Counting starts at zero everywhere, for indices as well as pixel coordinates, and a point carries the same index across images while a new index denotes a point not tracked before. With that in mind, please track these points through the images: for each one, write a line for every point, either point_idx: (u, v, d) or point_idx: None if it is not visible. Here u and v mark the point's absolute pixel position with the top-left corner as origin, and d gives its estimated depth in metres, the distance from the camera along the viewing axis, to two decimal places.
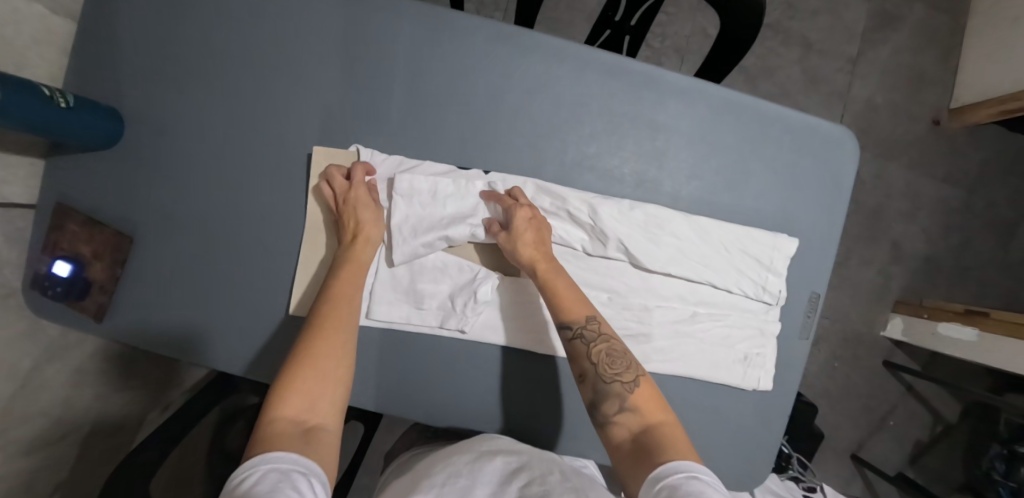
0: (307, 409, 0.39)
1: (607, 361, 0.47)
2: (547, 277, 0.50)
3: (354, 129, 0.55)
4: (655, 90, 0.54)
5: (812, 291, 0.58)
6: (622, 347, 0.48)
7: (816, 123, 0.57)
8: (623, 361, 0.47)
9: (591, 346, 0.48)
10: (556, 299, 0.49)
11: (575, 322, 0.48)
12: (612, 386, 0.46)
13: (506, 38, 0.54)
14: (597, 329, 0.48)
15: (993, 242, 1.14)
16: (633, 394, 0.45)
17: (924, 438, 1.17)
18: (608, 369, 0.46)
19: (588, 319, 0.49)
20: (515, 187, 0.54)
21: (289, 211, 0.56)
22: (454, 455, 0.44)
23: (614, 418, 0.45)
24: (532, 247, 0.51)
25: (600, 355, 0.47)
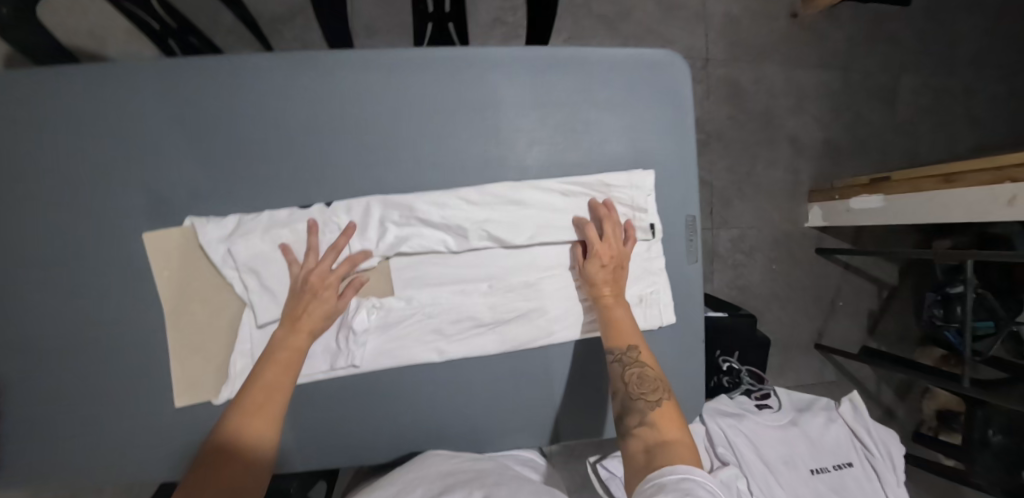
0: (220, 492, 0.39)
1: (637, 383, 0.48)
2: (608, 310, 0.53)
3: (184, 202, 0.53)
4: (467, 71, 0.54)
5: (686, 215, 0.59)
6: (655, 372, 0.48)
7: (637, 53, 0.57)
8: (651, 385, 0.47)
9: (626, 367, 0.49)
10: (611, 328, 0.52)
11: (616, 349, 0.50)
12: (637, 403, 0.47)
13: (306, 66, 0.53)
14: (635, 357, 0.49)
15: (879, 108, 1.19)
16: (655, 412, 0.46)
17: (875, 307, 1.23)
18: (636, 389, 0.47)
19: (629, 349, 0.50)
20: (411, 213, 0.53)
21: (146, 302, 0.53)
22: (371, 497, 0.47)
23: (633, 430, 0.46)
24: (604, 279, 0.54)
25: (631, 377, 0.48)
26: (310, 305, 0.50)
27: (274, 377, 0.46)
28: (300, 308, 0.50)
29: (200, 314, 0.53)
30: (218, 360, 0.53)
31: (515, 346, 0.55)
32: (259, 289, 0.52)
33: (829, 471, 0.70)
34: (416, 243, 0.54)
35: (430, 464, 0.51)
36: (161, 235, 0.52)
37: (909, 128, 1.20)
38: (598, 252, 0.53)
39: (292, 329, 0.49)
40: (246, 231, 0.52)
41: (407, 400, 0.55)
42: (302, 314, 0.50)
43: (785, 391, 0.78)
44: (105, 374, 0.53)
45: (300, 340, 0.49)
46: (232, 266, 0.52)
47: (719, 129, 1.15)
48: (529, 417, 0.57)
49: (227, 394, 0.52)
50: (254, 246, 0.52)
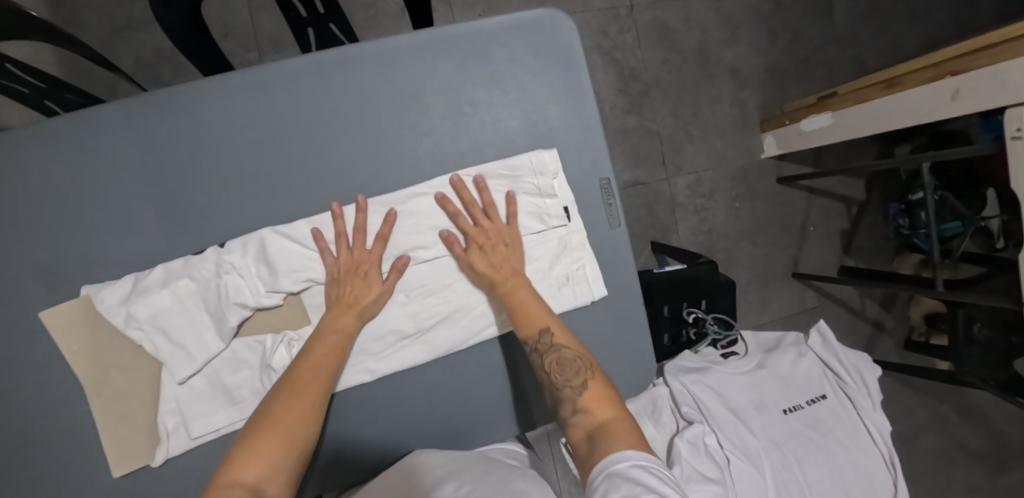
0: (268, 474, 0.38)
1: (560, 370, 0.48)
2: (511, 296, 0.51)
3: (76, 270, 0.51)
4: (334, 75, 0.51)
5: (601, 179, 0.57)
6: (576, 352, 0.48)
7: (512, 18, 0.53)
8: (575, 369, 0.47)
9: (545, 357, 0.48)
10: (515, 314, 0.50)
11: (530, 339, 0.49)
12: (566, 391, 0.47)
13: (166, 104, 0.50)
14: (552, 342, 0.49)
15: (818, 21, 1.14)
16: (584, 396, 0.46)
17: (847, 225, 1.22)
18: (560, 377, 0.48)
19: (542, 336, 0.49)
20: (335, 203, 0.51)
21: (59, 381, 0.51)
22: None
23: (572, 421, 0.47)
24: (489, 268, 0.52)
25: (552, 367, 0.48)
26: (359, 291, 0.51)
27: (319, 355, 0.47)
28: (348, 293, 0.50)
29: (120, 381, 0.51)
30: (149, 423, 0.51)
31: (446, 349, 0.54)
32: (170, 347, 0.50)
33: (802, 408, 0.70)
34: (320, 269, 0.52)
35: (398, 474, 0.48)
36: (61, 310, 0.50)
37: (851, 37, 1.15)
38: (473, 237, 0.53)
39: (342, 311, 0.50)
40: (142, 289, 0.49)
41: (344, 428, 0.53)
42: (353, 299, 0.50)
43: (751, 334, 0.76)
44: (32, 460, 0.51)
45: (348, 322, 0.49)
46: (136, 329, 0.50)
47: (656, 76, 1.11)
48: (478, 414, 0.56)
49: (162, 456, 0.51)
50: (152, 304, 0.49)
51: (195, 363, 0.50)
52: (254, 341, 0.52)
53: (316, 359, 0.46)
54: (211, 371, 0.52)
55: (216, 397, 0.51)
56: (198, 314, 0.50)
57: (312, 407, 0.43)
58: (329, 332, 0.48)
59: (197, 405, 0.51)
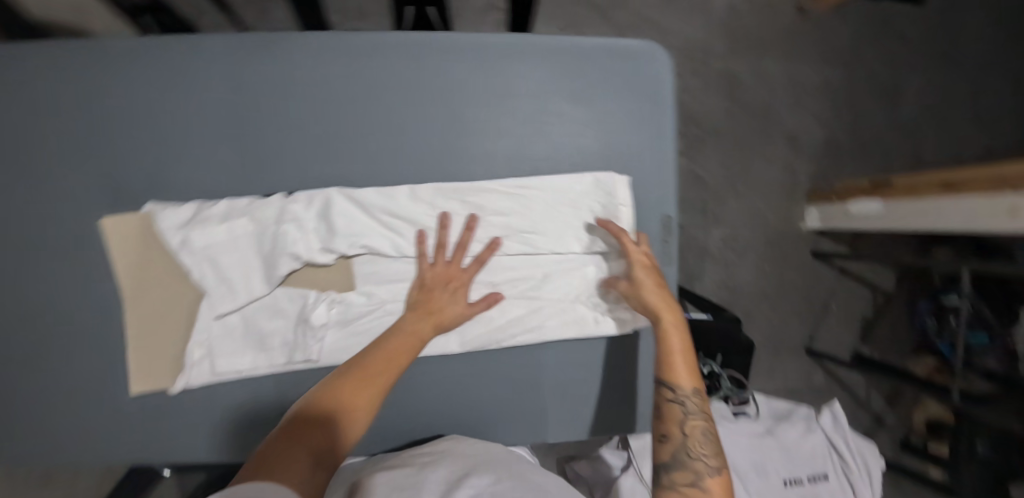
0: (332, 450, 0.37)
1: (701, 439, 0.43)
2: (664, 336, 0.47)
3: (146, 185, 0.52)
4: (433, 58, 0.52)
5: (662, 215, 0.57)
6: (712, 431, 0.44)
7: (611, 44, 0.55)
8: (711, 444, 0.42)
9: (687, 415, 0.44)
10: (665, 353, 0.46)
11: (677, 386, 0.45)
12: (693, 460, 0.41)
13: (269, 48, 0.51)
14: (699, 403, 0.44)
15: (885, 107, 1.15)
16: (712, 478, 0.40)
17: (869, 313, 1.21)
18: (696, 443, 0.42)
19: (693, 393, 0.45)
20: (444, 214, 0.52)
21: (102, 288, 0.52)
22: (397, 469, 0.46)
23: (682, 488, 0.40)
24: (657, 294, 0.49)
25: (694, 430, 0.43)
26: (450, 307, 0.51)
27: (399, 352, 0.46)
28: (435, 302, 0.51)
29: (157, 301, 0.52)
30: (175, 349, 0.52)
31: (476, 346, 0.54)
32: (217, 280, 0.51)
33: (802, 483, 0.69)
34: (371, 240, 0.52)
35: (428, 450, 0.50)
36: (120, 221, 0.51)
37: (914, 130, 1.16)
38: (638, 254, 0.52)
39: (425, 316, 0.49)
40: (204, 218, 0.50)
41: None
42: (438, 309, 0.50)
43: (763, 398, 0.77)
44: (63, 356, 0.52)
45: (429, 330, 0.49)
46: (186, 256, 0.50)
47: (715, 125, 1.12)
48: (492, 415, 0.56)
49: (181, 383, 0.51)
50: (209, 237, 0.50)
51: (237, 300, 0.51)
52: (295, 294, 0.52)
53: (401, 352, 0.46)
54: (247, 313, 0.52)
55: (247, 340, 0.52)
56: (251, 255, 0.51)
57: (379, 395, 0.42)
58: (418, 339, 0.48)
59: (228, 342, 0.52)
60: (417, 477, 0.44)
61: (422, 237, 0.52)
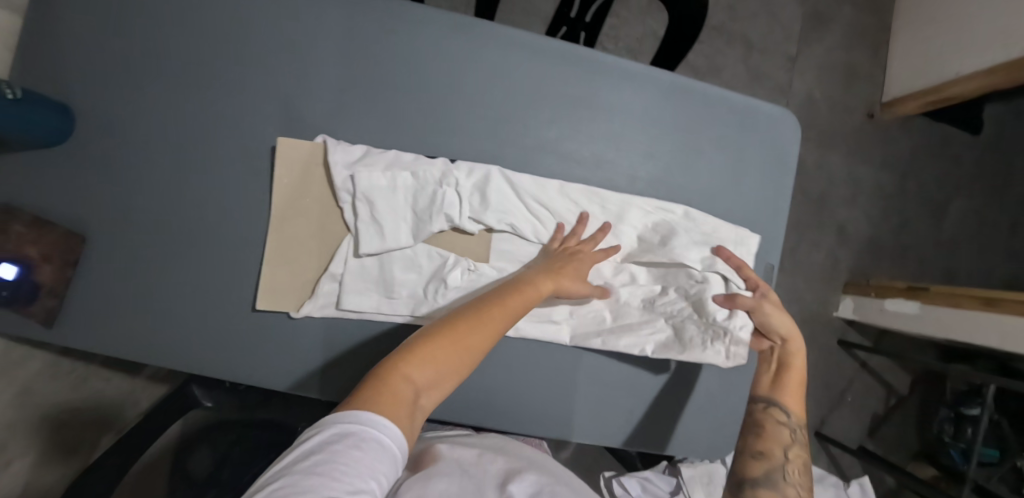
0: (430, 387, 0.36)
1: (795, 463, 0.49)
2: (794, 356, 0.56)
3: (316, 121, 0.54)
4: (610, 74, 0.56)
5: (766, 263, 0.62)
6: (803, 466, 0.50)
7: (756, 104, 0.61)
8: (802, 475, 0.49)
9: (789, 435, 0.51)
10: (786, 381, 0.55)
11: (796, 418, 0.52)
12: (786, 483, 0.47)
13: (464, 28, 0.54)
14: (800, 436, 0.52)
15: (928, 222, 1.24)
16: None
17: (881, 410, 1.25)
18: (793, 470, 0.49)
19: (800, 425, 0.52)
20: (585, 213, 0.56)
21: (251, 205, 0.54)
22: (453, 449, 0.48)
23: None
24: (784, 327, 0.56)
25: (796, 457, 0.50)
26: (571, 278, 0.52)
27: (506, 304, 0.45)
28: (563, 272, 0.52)
29: (302, 229, 0.54)
30: (306, 278, 0.54)
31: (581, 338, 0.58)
32: (369, 223, 0.53)
33: None
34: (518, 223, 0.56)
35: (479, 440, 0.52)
36: (286, 146, 0.53)
37: (949, 245, 1.25)
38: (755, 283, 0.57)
39: (547, 278, 0.50)
40: (373, 163, 0.53)
41: None
42: (564, 276, 0.52)
43: None
44: (197, 260, 0.54)
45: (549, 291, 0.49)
46: (347, 193, 0.53)
47: None
48: (575, 406, 0.59)
49: (307, 310, 0.53)
50: (374, 181, 0.53)
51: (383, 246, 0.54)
52: (434, 253, 0.56)
53: (507, 305, 0.45)
54: (385, 258, 0.55)
55: (378, 283, 0.54)
56: (404, 209, 0.55)
57: (483, 342, 0.41)
58: (523, 292, 0.47)
59: (360, 282, 0.54)
60: (473, 460, 0.46)
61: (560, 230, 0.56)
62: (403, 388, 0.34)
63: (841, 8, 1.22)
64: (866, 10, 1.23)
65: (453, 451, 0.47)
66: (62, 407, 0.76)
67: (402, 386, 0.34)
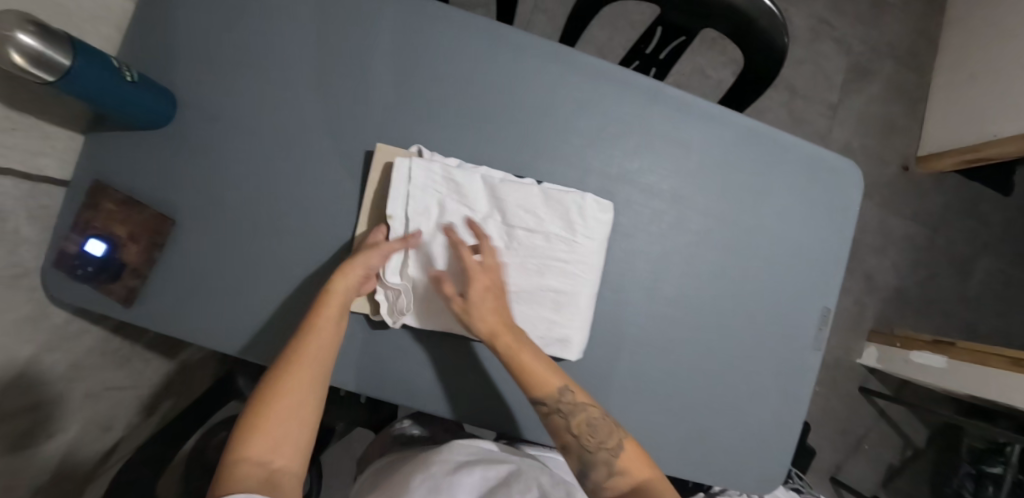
0: (271, 452, 0.40)
1: (590, 433, 0.49)
2: (516, 354, 0.51)
3: (414, 132, 0.57)
4: (690, 114, 0.59)
5: (823, 307, 0.63)
6: (605, 417, 0.50)
7: (825, 153, 0.63)
8: (605, 430, 0.49)
9: (570, 419, 0.50)
10: (520, 374, 0.51)
11: (546, 400, 0.50)
12: (598, 454, 0.48)
13: (559, 60, 0.57)
14: (572, 399, 0.51)
15: (954, 278, 1.26)
16: (619, 458, 0.48)
17: (896, 461, 1.25)
18: (591, 439, 0.49)
19: (564, 392, 0.51)
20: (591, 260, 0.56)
21: (347, 205, 0.58)
22: (431, 466, 0.50)
23: (604, 483, 0.47)
24: (489, 320, 0.52)
25: (580, 426, 0.50)
26: (353, 265, 0.51)
27: (293, 351, 0.46)
28: (489, 282, 0.54)
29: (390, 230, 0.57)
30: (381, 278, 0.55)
31: (647, 365, 0.58)
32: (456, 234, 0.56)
33: None
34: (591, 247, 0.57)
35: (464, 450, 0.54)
36: (383, 153, 0.56)
37: (974, 302, 1.27)
38: (473, 278, 0.52)
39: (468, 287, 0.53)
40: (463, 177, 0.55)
41: None
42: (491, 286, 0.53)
43: None
44: (285, 252, 0.57)
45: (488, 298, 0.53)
46: (429, 205, 0.55)
47: None
48: None
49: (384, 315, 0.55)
50: (456, 196, 0.55)
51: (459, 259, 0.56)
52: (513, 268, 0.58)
53: (302, 353, 0.46)
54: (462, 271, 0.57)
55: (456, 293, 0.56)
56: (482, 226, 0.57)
57: (312, 381, 0.45)
58: (314, 311, 0.49)
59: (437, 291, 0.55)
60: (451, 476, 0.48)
61: (450, 233, 0.54)
62: (251, 470, 0.38)
63: (884, 63, 1.26)
64: (907, 67, 1.27)
65: (429, 467, 0.49)
66: (105, 384, 0.77)
67: (244, 465, 0.38)
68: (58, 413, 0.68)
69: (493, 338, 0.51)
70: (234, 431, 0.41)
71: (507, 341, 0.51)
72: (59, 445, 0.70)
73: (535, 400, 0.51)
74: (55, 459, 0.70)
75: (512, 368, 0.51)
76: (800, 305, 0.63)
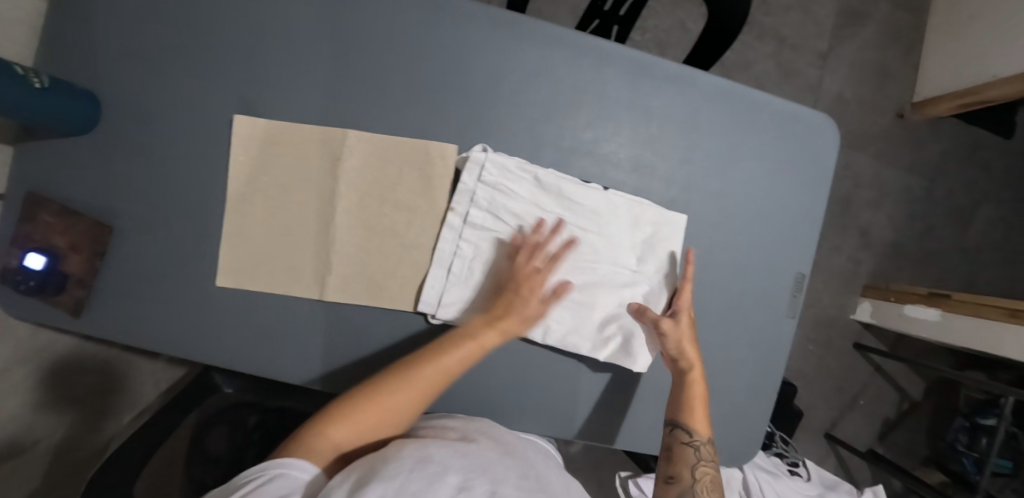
0: (350, 437, 0.46)
1: (706, 483, 0.54)
2: (696, 388, 0.54)
3: (350, 116, 0.53)
4: (649, 77, 0.55)
5: (797, 272, 0.61)
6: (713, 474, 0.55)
7: (798, 111, 0.59)
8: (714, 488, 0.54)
9: (700, 462, 0.54)
10: (692, 408, 0.54)
11: (700, 437, 0.54)
12: None
13: (503, 25, 0.53)
14: (708, 454, 0.55)
15: (953, 228, 1.22)
16: None
17: (892, 415, 1.24)
18: (705, 489, 0.53)
19: (707, 442, 0.55)
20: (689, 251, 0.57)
21: (291, 186, 0.54)
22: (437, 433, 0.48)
23: None
24: (692, 348, 0.54)
25: (705, 476, 0.54)
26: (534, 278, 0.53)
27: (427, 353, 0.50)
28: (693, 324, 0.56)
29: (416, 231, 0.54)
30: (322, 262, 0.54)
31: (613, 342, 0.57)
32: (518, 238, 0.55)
33: None
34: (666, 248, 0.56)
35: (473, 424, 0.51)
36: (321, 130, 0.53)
37: (973, 253, 1.23)
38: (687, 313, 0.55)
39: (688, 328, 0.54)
40: (527, 178, 0.54)
41: (492, 360, 0.57)
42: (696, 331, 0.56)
43: (816, 466, 0.82)
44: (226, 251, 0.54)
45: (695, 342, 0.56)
46: (473, 203, 0.54)
47: None
48: (603, 411, 0.59)
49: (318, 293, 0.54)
50: (496, 197, 0.54)
51: (514, 262, 0.56)
52: (571, 268, 0.56)
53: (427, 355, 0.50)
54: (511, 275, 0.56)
55: None
56: (538, 226, 0.55)
57: (437, 380, 0.49)
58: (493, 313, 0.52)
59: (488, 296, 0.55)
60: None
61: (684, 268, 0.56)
62: (320, 449, 0.44)
63: (877, 4, 1.18)
64: (902, 7, 1.19)
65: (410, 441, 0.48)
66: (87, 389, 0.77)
67: (316, 448, 0.44)
68: (36, 425, 0.69)
69: (685, 369, 0.54)
70: (326, 413, 0.47)
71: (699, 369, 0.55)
72: (46, 452, 0.71)
73: (684, 427, 0.54)
74: (38, 473, 0.69)
75: (692, 394, 0.54)
76: (773, 274, 0.60)
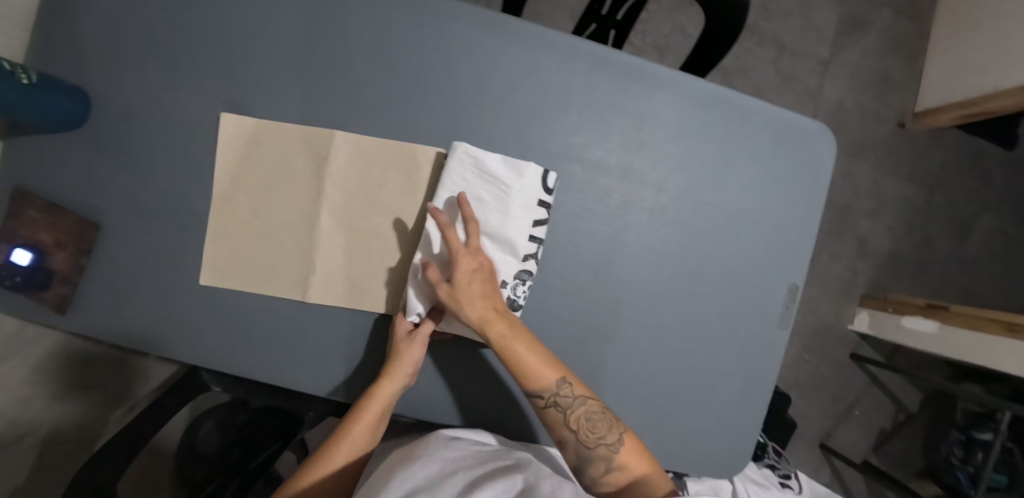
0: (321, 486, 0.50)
1: (590, 427, 0.51)
2: (508, 345, 0.49)
3: (338, 116, 0.53)
4: (640, 81, 0.54)
5: (791, 283, 0.60)
6: (598, 405, 0.51)
7: (792, 119, 0.58)
8: (603, 423, 0.51)
9: (567, 412, 0.51)
10: (519, 369, 0.49)
11: (547, 393, 0.50)
12: (597, 449, 0.51)
13: (492, 27, 0.52)
14: (571, 392, 0.50)
15: (952, 239, 1.21)
16: (618, 454, 0.51)
17: (888, 426, 1.23)
18: (591, 434, 0.51)
19: (563, 386, 0.50)
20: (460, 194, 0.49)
21: (274, 187, 0.53)
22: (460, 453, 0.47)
23: (601, 475, 0.52)
24: (481, 303, 0.49)
25: (579, 420, 0.50)
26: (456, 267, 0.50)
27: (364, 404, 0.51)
28: (478, 269, 0.49)
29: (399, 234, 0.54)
30: (307, 265, 0.54)
31: (601, 351, 0.56)
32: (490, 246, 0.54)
33: None
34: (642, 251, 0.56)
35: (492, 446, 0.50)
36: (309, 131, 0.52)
37: (973, 265, 1.22)
38: (463, 265, 0.48)
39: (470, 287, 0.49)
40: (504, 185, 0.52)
41: (477, 367, 0.56)
42: (484, 279, 0.49)
43: (807, 478, 0.81)
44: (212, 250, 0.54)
45: (489, 291, 0.49)
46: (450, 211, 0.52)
47: None
48: None
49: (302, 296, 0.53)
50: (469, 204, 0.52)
51: None
52: (557, 273, 0.56)
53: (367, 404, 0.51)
54: None
55: None
56: None
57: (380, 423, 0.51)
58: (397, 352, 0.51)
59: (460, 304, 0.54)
60: (435, 481, 0.41)
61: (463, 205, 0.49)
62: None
63: (880, 11, 1.17)
64: (904, 15, 1.18)
65: (411, 466, 0.43)
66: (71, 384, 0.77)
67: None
68: (21, 421, 0.69)
69: (484, 326, 0.49)
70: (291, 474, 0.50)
71: (501, 328, 0.49)
72: (30, 448, 0.71)
73: (533, 392, 0.50)
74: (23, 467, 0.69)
75: (507, 363, 0.49)
76: (765, 284, 0.59)
